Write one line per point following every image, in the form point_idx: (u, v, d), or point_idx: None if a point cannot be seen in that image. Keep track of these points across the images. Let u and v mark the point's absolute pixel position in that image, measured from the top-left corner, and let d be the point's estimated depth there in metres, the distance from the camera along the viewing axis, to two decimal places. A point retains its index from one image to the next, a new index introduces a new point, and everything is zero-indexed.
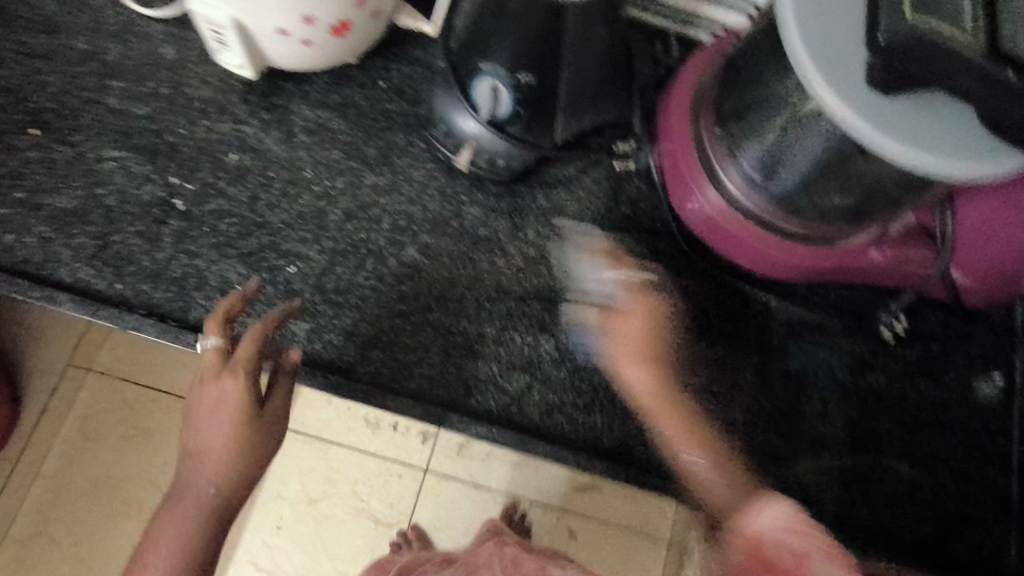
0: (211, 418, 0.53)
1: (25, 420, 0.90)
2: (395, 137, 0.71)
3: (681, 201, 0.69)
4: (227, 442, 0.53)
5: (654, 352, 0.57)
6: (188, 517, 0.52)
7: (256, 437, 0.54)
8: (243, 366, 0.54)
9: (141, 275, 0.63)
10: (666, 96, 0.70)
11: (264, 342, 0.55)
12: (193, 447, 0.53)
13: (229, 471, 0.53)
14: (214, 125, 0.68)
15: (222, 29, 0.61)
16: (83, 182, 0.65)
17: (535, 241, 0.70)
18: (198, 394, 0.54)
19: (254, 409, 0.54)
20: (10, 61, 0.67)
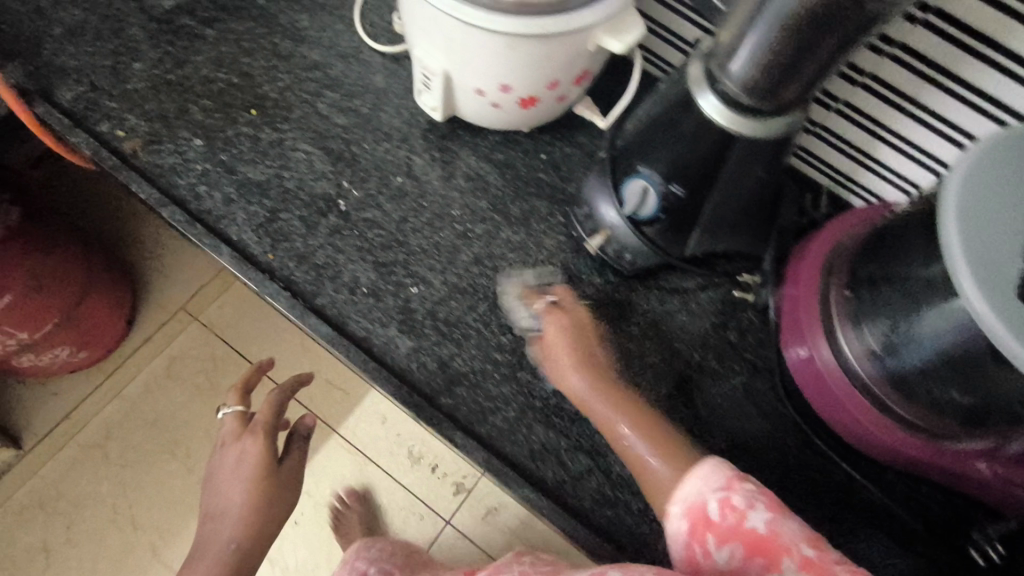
0: (236, 476, 0.71)
1: (145, 337, 1.45)
2: (540, 205, 0.77)
3: (791, 346, 0.69)
4: (244, 497, 0.71)
5: (586, 358, 0.65)
6: (211, 564, 0.68)
7: (267, 488, 0.72)
8: (261, 428, 0.74)
9: (291, 252, 0.71)
10: (804, 244, 0.72)
11: (277, 409, 0.76)
12: (217, 508, 0.71)
13: (247, 523, 0.70)
14: (393, 149, 0.78)
15: (432, 77, 0.70)
16: (275, 162, 0.75)
17: (636, 337, 0.73)
18: (220, 451, 0.74)
19: (268, 467, 0.72)
20: (257, 54, 0.80)
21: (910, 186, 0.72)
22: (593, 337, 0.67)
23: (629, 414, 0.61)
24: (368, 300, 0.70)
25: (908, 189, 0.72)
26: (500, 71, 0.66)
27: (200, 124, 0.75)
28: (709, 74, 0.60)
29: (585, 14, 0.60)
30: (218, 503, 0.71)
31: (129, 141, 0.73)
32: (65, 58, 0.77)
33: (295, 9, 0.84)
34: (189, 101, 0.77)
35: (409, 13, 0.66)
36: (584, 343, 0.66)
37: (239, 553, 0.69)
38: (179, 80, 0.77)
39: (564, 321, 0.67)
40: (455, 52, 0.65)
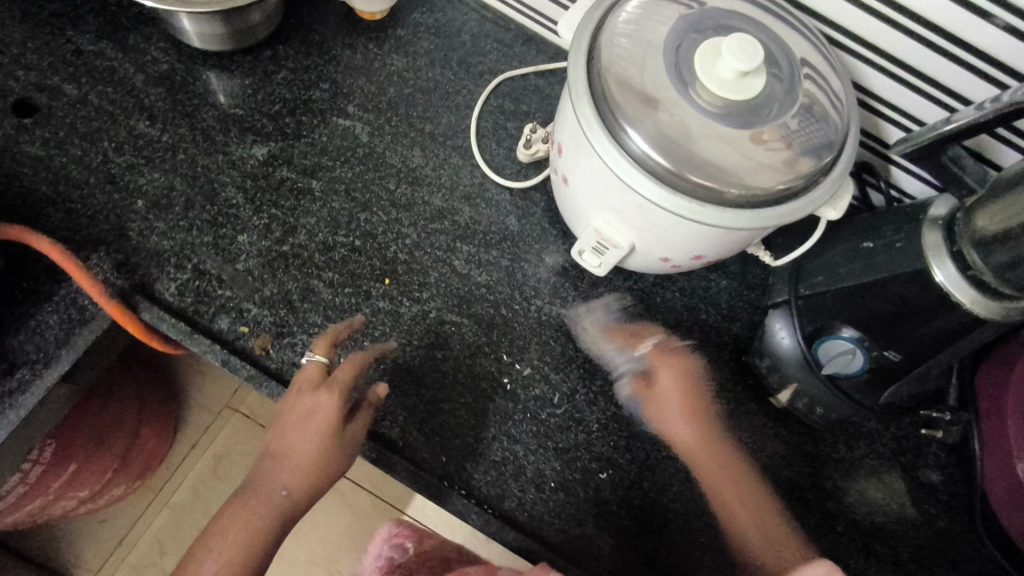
0: (302, 427, 0.57)
1: (189, 433, 1.28)
2: (709, 352, 0.71)
3: (997, 475, 0.63)
4: (307, 450, 0.57)
5: (692, 415, 0.66)
6: (259, 513, 0.56)
7: (326, 460, 0.57)
8: (338, 385, 0.58)
9: (465, 451, 0.64)
10: (994, 361, 0.67)
11: (358, 374, 0.60)
12: (278, 447, 0.57)
13: (305, 475, 0.57)
14: (546, 306, 0.70)
15: (609, 247, 0.62)
16: (424, 341, 0.66)
17: (831, 493, 0.69)
18: (292, 400, 0.58)
19: (339, 426, 0.57)
20: (375, 206, 0.70)
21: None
22: (700, 384, 0.68)
23: (725, 469, 0.64)
24: (559, 495, 0.64)
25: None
26: (697, 246, 0.59)
27: (331, 304, 0.66)
28: (953, 245, 0.55)
29: (811, 194, 0.54)
30: (282, 438, 0.58)
31: (255, 338, 0.63)
32: (157, 240, 0.65)
33: (405, 143, 0.73)
34: (312, 276, 0.66)
35: (590, 187, 0.58)
36: (694, 394, 0.67)
37: (287, 505, 0.56)
38: (294, 251, 0.67)
39: (677, 368, 0.67)
40: (648, 230, 0.58)
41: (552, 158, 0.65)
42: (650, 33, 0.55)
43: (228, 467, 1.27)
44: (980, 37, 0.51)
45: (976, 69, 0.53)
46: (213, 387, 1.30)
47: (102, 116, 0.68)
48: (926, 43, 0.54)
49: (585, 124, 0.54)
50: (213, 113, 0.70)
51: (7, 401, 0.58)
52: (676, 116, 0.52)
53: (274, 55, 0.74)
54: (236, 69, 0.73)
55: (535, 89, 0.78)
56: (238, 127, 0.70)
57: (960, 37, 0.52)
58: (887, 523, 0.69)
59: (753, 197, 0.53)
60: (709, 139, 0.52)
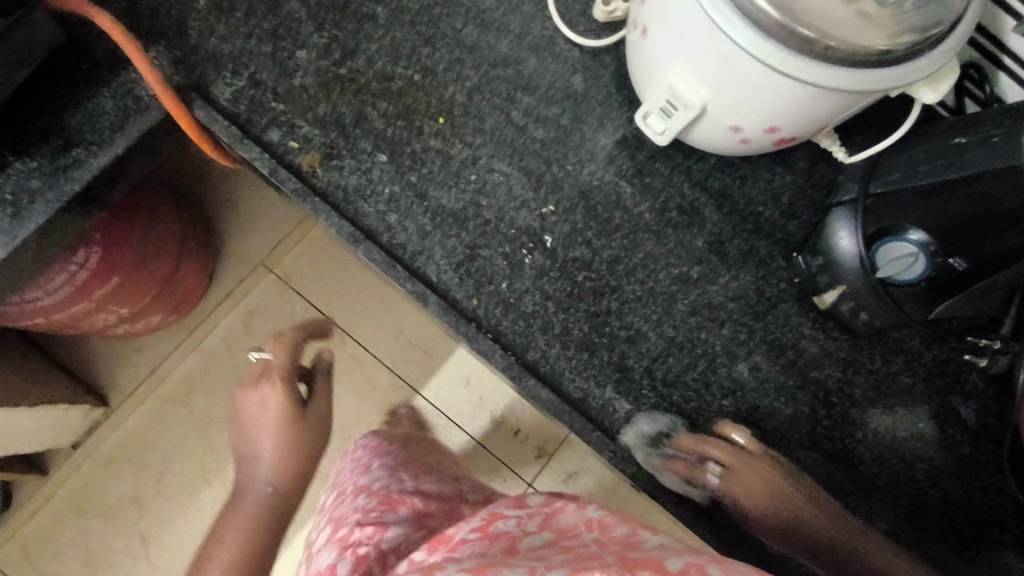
0: (260, 421, 0.67)
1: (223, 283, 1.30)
2: (760, 245, 0.69)
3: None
4: (275, 445, 0.67)
5: (761, 502, 0.60)
6: (251, 511, 0.66)
7: (294, 439, 0.68)
8: (277, 372, 0.68)
9: (497, 298, 0.63)
10: None
11: (293, 353, 0.70)
12: (248, 450, 0.69)
13: (280, 468, 0.68)
14: (599, 172, 0.67)
15: (680, 108, 0.59)
16: (470, 185, 0.65)
17: (857, 402, 0.67)
18: (246, 400, 0.68)
19: (296, 408, 0.68)
20: (439, 43, 0.67)
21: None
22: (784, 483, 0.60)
23: (807, 504, 0.61)
24: (582, 356, 0.63)
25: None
26: (776, 113, 0.56)
27: (382, 134, 0.64)
28: None
29: (914, 65, 0.50)
30: (251, 441, 0.68)
31: (303, 155, 0.62)
32: (216, 42, 0.63)
33: None
34: (366, 103, 0.65)
35: (673, 36, 0.55)
36: (781, 486, 0.60)
37: (274, 499, 0.67)
38: (352, 75, 0.65)
39: (743, 471, 0.60)
40: (727, 90, 0.55)
41: (632, 14, 0.62)
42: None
43: (258, 322, 1.30)
44: None
45: None
46: (252, 241, 1.31)
47: None
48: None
49: None
50: None
51: (59, 175, 0.58)
52: None
53: None
54: None
55: None
56: None
57: None
58: (909, 441, 0.67)
59: (854, 56, 0.49)
60: None
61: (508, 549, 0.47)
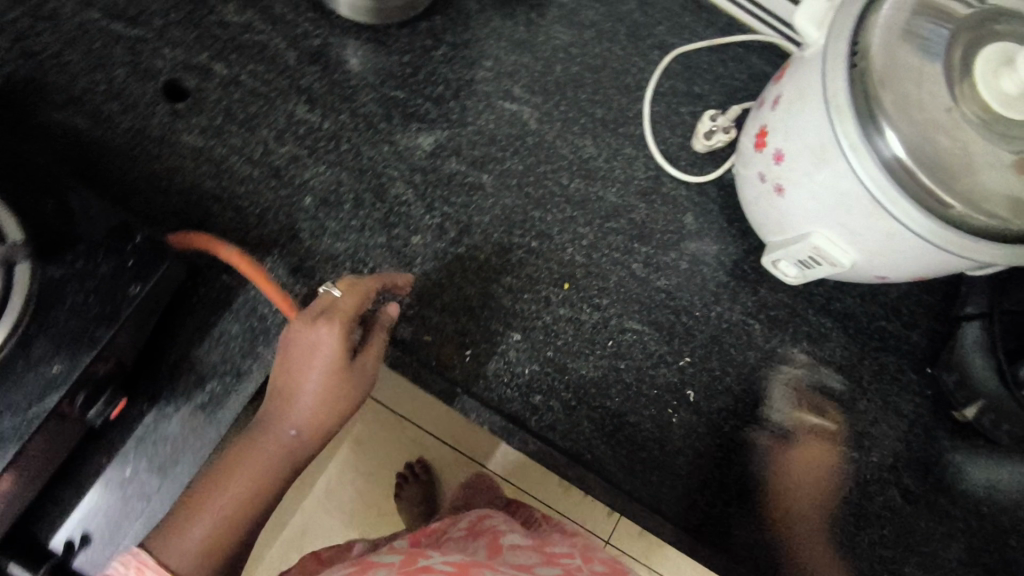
0: (306, 364, 0.52)
1: None
2: (890, 361, 0.69)
3: None
4: (318, 388, 0.52)
5: (808, 484, 0.64)
6: (267, 454, 0.53)
7: (332, 401, 0.53)
8: (341, 315, 0.52)
9: (651, 464, 0.62)
10: None
11: (363, 304, 0.53)
12: (286, 385, 0.53)
13: (314, 419, 0.53)
14: (727, 313, 0.67)
15: (824, 262, 0.58)
16: (606, 350, 0.63)
17: (1007, 508, 0.67)
18: (293, 333, 0.52)
19: (346, 361, 0.52)
20: (549, 202, 0.65)
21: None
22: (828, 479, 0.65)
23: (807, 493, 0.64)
24: (742, 509, 0.63)
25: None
26: (926, 271, 0.55)
27: (512, 311, 0.62)
28: None
29: None
30: (289, 376, 0.53)
31: (440, 348, 0.61)
32: (330, 241, 0.61)
33: (576, 131, 0.68)
34: (490, 280, 0.63)
35: (823, 207, 0.54)
36: (824, 475, 0.65)
37: (295, 447, 0.54)
38: (471, 252, 0.63)
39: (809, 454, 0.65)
40: (882, 255, 0.53)
41: (756, 163, 0.60)
42: (922, 35, 0.49)
43: None
44: None
45: None
46: None
47: (257, 100, 0.63)
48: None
49: (843, 144, 0.48)
50: (374, 96, 0.65)
51: (203, 416, 0.56)
52: (955, 141, 0.47)
53: (431, 27, 0.67)
54: (393, 44, 0.66)
55: (708, 66, 0.72)
56: (401, 112, 0.65)
57: None
58: None
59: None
60: (984, 168, 0.47)
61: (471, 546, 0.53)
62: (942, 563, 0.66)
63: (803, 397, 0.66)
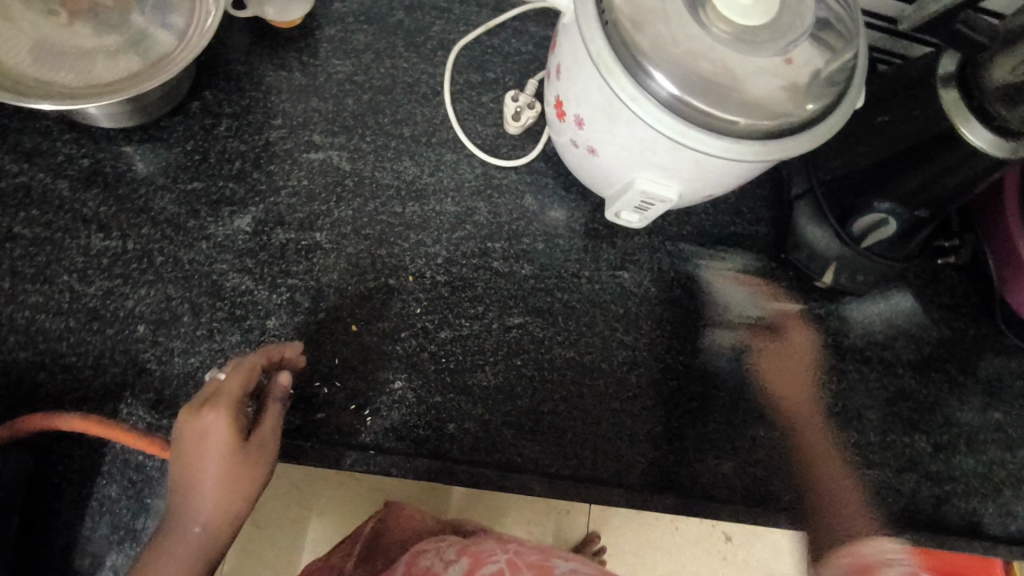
0: (196, 456, 0.47)
1: None
2: (750, 259, 0.74)
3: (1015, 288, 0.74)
4: (218, 478, 0.48)
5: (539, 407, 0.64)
6: (175, 559, 0.47)
7: (233, 489, 0.48)
8: (224, 398, 0.49)
9: (580, 442, 0.64)
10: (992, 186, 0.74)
11: (248, 382, 0.51)
12: (180, 481, 0.48)
13: (219, 510, 0.48)
14: (595, 275, 0.69)
15: (656, 203, 0.61)
16: (500, 355, 0.64)
17: (886, 343, 0.75)
18: (177, 428, 0.48)
19: (240, 443, 0.49)
20: (392, 236, 0.64)
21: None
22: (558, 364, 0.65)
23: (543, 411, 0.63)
24: (674, 445, 0.66)
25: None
26: (743, 177, 0.58)
27: (394, 355, 0.61)
28: (974, 104, 0.57)
29: (850, 98, 0.54)
30: (181, 473, 0.48)
31: (337, 420, 0.59)
32: (182, 361, 0.57)
33: (391, 157, 0.66)
34: (362, 334, 0.61)
35: (634, 156, 0.56)
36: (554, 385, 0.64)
37: (208, 544, 0.48)
38: (332, 314, 0.61)
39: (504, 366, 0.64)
40: (699, 178, 0.57)
41: (562, 131, 0.62)
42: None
43: None
44: None
45: None
46: None
47: (44, 247, 0.57)
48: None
49: (625, 98, 0.51)
50: (170, 196, 0.61)
51: None
52: (717, 63, 0.51)
53: (204, 105, 0.63)
54: (169, 136, 0.62)
55: (494, 49, 0.72)
56: (206, 202, 0.61)
57: None
58: (934, 351, 0.77)
59: (803, 121, 0.53)
60: (750, 74, 0.51)
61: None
62: (854, 414, 0.72)
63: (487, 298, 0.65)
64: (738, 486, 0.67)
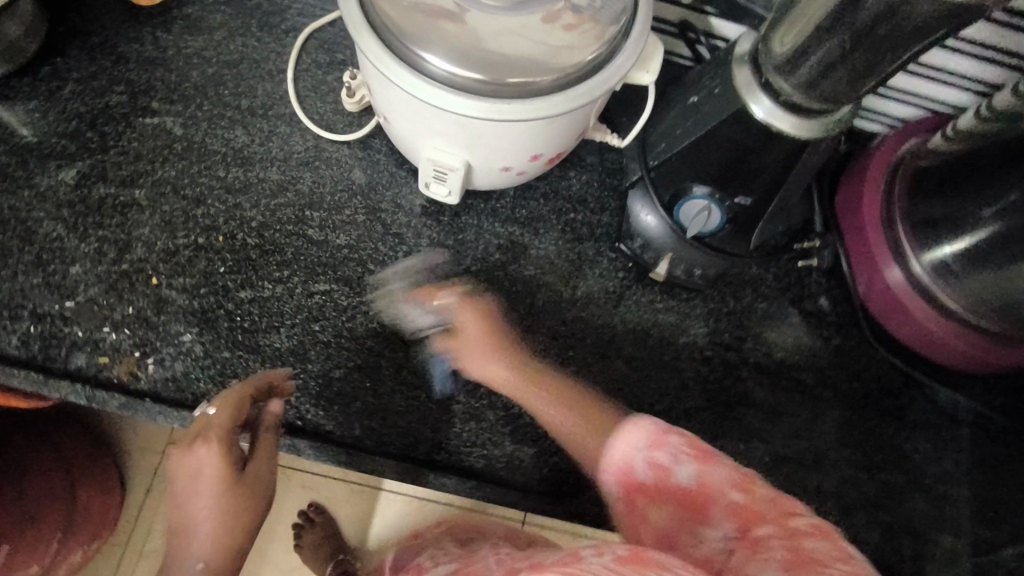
0: (193, 488, 0.54)
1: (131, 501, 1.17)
2: (586, 248, 0.72)
3: (870, 284, 0.71)
4: (211, 506, 0.54)
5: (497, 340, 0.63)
6: None
7: (232, 517, 0.55)
8: (216, 432, 0.53)
9: (366, 412, 0.63)
10: (849, 183, 0.73)
11: (240, 412, 0.54)
12: (180, 522, 0.55)
13: (216, 544, 0.55)
14: (413, 250, 0.69)
15: (448, 172, 0.61)
16: (298, 318, 0.64)
17: (731, 345, 0.72)
18: (175, 462, 0.53)
19: (232, 475, 0.54)
20: (210, 198, 0.67)
21: (938, 105, 0.74)
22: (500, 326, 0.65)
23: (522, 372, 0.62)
24: (471, 425, 0.64)
25: (937, 108, 0.74)
26: (532, 146, 0.58)
27: (190, 310, 0.63)
28: (761, 78, 0.56)
29: (615, 63, 0.53)
30: (183, 506, 0.55)
31: (118, 366, 0.60)
32: None
33: (223, 125, 0.69)
34: (160, 287, 0.63)
35: (407, 118, 0.57)
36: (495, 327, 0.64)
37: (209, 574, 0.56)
38: (136, 267, 0.63)
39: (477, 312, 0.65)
40: (477, 144, 0.57)
41: None
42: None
43: None
44: None
45: None
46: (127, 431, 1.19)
47: None
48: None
49: (371, 56, 0.52)
50: (4, 148, 0.65)
51: None
52: (459, 22, 0.52)
53: (53, 70, 0.68)
54: (16, 95, 0.67)
55: (346, 33, 0.75)
56: (37, 156, 0.65)
57: None
58: (787, 357, 0.73)
59: (556, 83, 0.52)
60: (504, 34, 0.51)
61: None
62: (683, 415, 0.68)
63: (295, 264, 0.66)
64: (534, 475, 0.64)
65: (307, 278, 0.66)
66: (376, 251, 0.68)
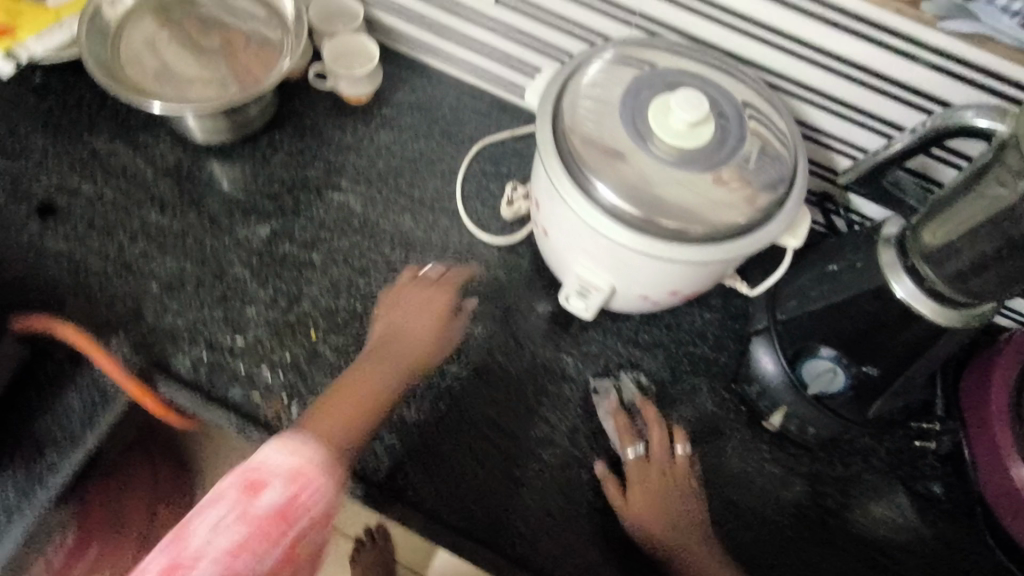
0: (409, 323, 0.67)
1: None
2: (701, 383, 0.75)
3: (992, 478, 0.67)
4: (423, 325, 0.67)
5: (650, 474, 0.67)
6: (370, 376, 0.62)
7: (434, 347, 0.67)
8: (446, 285, 0.71)
9: (472, 496, 0.66)
10: (978, 368, 0.71)
11: (450, 300, 0.70)
12: (379, 353, 0.65)
13: (417, 346, 0.66)
14: (539, 351, 0.74)
15: (592, 290, 0.66)
16: (427, 393, 0.70)
17: (834, 510, 0.71)
18: (395, 306, 0.69)
19: (447, 317, 0.69)
20: (373, 270, 0.75)
21: None
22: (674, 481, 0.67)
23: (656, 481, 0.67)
24: (566, 533, 0.66)
25: None
26: (673, 282, 0.63)
27: (336, 366, 0.69)
28: (906, 261, 0.59)
29: (769, 225, 0.59)
30: (389, 334, 0.67)
31: (266, 404, 0.67)
32: (171, 318, 0.69)
33: (396, 211, 0.79)
34: (316, 341, 0.70)
35: (568, 237, 0.64)
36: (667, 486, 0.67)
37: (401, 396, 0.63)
38: (300, 319, 0.71)
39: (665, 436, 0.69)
40: (625, 270, 0.63)
41: (533, 216, 0.71)
42: (608, 93, 0.63)
43: None
44: (918, 76, 0.60)
45: (859, 118, 0.66)
46: None
47: (115, 211, 0.74)
48: (869, 87, 0.63)
49: (556, 180, 0.60)
50: (219, 198, 0.77)
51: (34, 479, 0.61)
52: (637, 165, 0.59)
53: (270, 140, 0.81)
54: (237, 156, 0.79)
55: (513, 150, 0.85)
56: (242, 209, 0.76)
57: (851, 100, 0.65)
58: (892, 537, 0.71)
59: (713, 233, 0.58)
60: (673, 183, 0.59)
61: (272, 536, 0.49)
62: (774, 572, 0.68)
63: None
64: None
65: (444, 360, 0.72)
66: (508, 347, 0.73)
